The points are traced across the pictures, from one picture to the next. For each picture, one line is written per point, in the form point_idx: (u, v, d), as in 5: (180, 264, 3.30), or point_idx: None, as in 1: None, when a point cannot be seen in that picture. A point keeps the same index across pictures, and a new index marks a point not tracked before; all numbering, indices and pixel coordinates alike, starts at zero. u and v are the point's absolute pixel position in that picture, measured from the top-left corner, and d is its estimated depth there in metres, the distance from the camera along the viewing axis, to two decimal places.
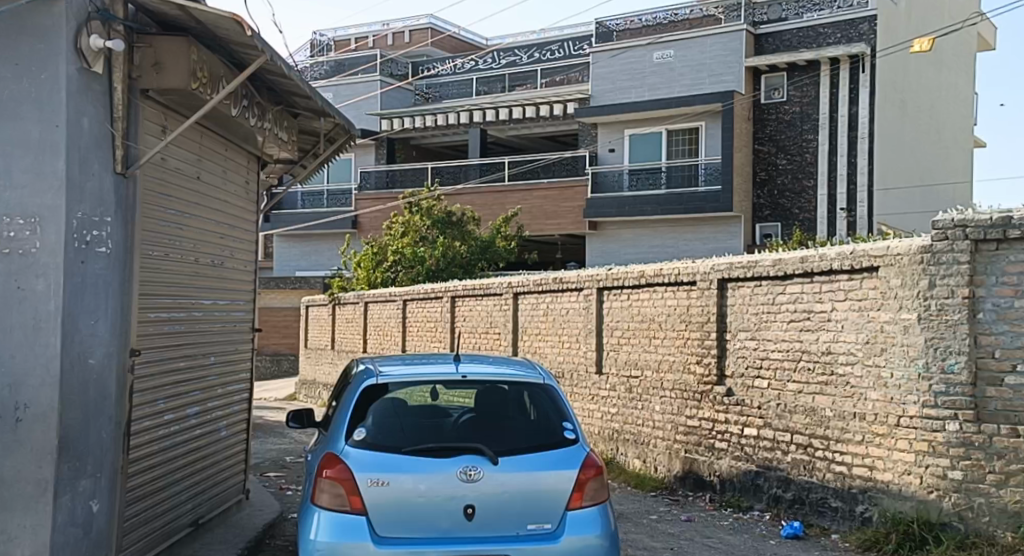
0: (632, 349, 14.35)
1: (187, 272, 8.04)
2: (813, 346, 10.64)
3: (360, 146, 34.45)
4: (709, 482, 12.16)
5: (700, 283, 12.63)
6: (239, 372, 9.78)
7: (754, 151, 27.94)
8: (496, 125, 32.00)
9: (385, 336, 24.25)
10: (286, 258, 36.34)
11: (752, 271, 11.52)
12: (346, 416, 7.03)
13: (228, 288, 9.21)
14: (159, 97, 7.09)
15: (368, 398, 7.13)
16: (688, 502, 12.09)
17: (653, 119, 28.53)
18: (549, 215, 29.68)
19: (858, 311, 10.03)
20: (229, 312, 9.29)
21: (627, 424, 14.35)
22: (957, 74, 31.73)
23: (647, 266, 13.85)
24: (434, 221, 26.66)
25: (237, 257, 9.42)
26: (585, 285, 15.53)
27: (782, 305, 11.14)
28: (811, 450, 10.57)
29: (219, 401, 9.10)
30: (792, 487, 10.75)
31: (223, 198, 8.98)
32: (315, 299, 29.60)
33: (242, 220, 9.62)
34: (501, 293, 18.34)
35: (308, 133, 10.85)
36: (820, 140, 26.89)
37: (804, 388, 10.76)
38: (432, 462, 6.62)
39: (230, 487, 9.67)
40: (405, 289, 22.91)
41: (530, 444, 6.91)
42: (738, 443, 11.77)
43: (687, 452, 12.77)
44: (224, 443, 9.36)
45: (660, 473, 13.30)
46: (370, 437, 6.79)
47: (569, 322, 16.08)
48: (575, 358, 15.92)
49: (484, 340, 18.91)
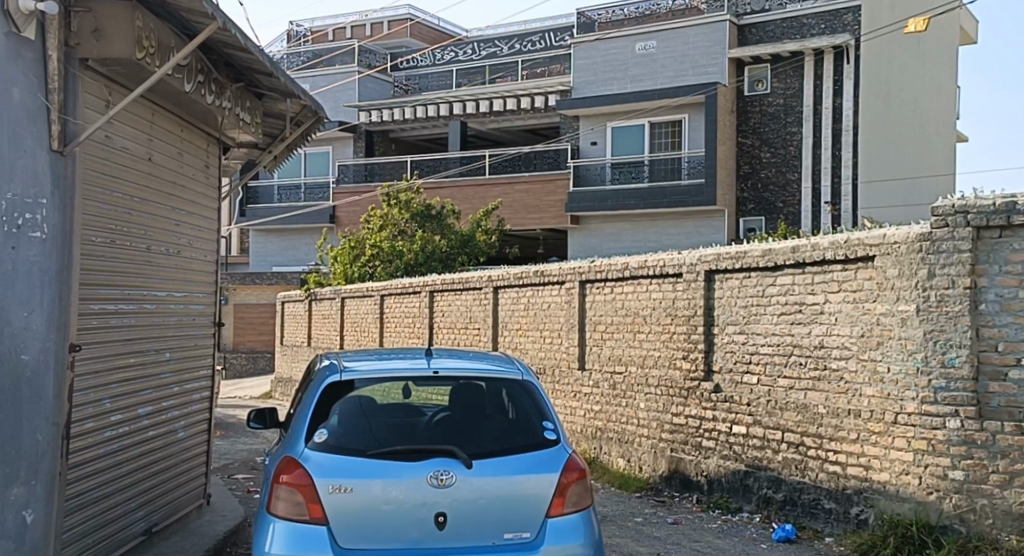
0: (616, 344, 13.84)
1: (135, 260, 7.48)
2: (805, 340, 10.15)
3: (337, 139, 33.87)
4: (696, 482, 11.67)
5: (686, 274, 12.14)
6: (196, 369, 9.27)
7: (738, 144, 27.49)
8: (476, 117, 31.42)
9: (362, 332, 23.69)
10: (262, 253, 35.68)
11: (741, 262, 11.02)
12: (307, 416, 6.49)
13: (182, 280, 8.65)
14: (101, 69, 6.57)
15: (332, 396, 6.59)
16: (674, 503, 11.62)
17: (636, 111, 27.99)
18: (529, 209, 29.15)
19: (852, 303, 9.52)
20: (183, 306, 8.74)
21: (610, 423, 13.86)
22: (941, 66, 31.40)
23: (631, 258, 13.37)
24: (413, 215, 26.02)
25: (192, 247, 8.87)
26: (567, 278, 15.01)
27: (772, 297, 10.65)
28: (803, 449, 10.08)
29: (175, 399, 8.60)
30: (783, 487, 10.24)
31: (177, 183, 8.44)
32: (291, 294, 29.01)
33: (200, 207, 9.07)
34: (480, 287, 17.82)
35: (274, 116, 10.32)
36: (804, 133, 26.48)
37: (795, 384, 10.27)
38: (400, 466, 6.08)
39: (189, 491, 9.16)
40: (382, 283, 22.36)
41: (508, 446, 6.39)
42: (727, 442, 11.28)
43: (673, 451, 12.28)
44: (181, 445, 8.84)
45: (645, 473, 12.80)
46: (333, 439, 6.25)
47: (550, 317, 15.57)
48: (556, 353, 15.40)
49: (464, 336, 18.37)
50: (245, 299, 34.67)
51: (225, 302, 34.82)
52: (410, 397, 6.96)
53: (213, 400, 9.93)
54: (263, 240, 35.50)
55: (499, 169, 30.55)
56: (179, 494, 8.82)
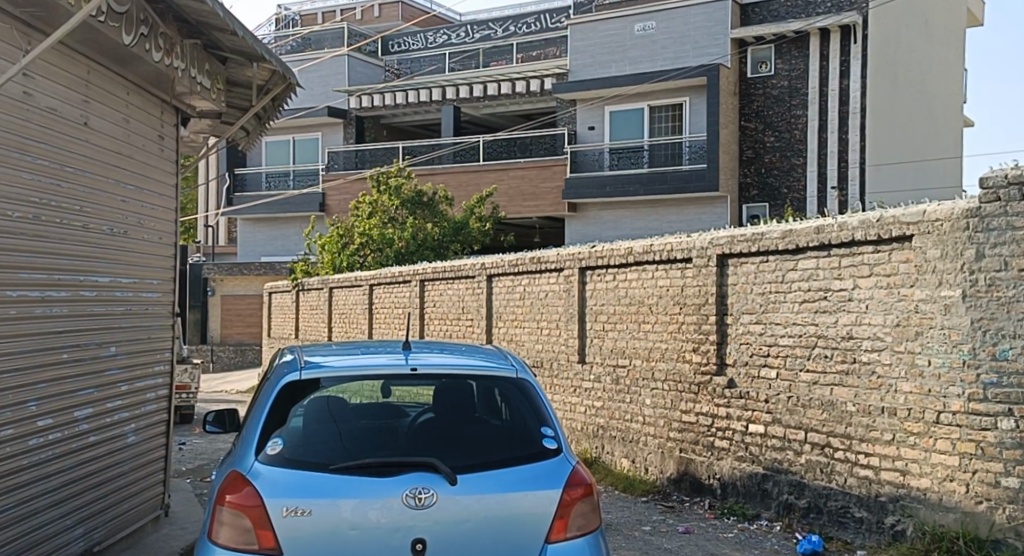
0: (619, 335, 12.85)
1: (60, 242, 6.49)
2: (831, 330, 9.15)
3: (327, 125, 32.84)
4: (708, 486, 10.74)
5: (696, 259, 11.13)
6: (149, 365, 8.30)
7: (740, 128, 26.48)
8: (469, 103, 30.35)
9: (351, 324, 22.69)
10: (250, 243, 34.65)
11: (758, 245, 10.04)
12: (260, 424, 5.49)
13: (129, 264, 7.65)
14: (14, 11, 5.64)
15: (290, 399, 5.61)
16: (684, 509, 10.66)
17: (634, 95, 26.99)
18: (526, 196, 28.10)
19: (886, 289, 8.52)
20: (129, 296, 7.74)
21: (613, 420, 12.88)
22: (949, 48, 30.36)
23: (636, 243, 12.37)
24: (403, 201, 25.01)
25: (140, 229, 7.85)
26: (565, 264, 14.02)
27: (793, 283, 9.65)
28: (829, 450, 9.08)
29: (122, 399, 7.64)
30: (806, 493, 9.28)
31: (124, 153, 7.50)
32: (278, 285, 28.04)
33: (152, 181, 8.15)
34: (473, 275, 16.83)
35: (241, 84, 9.36)
36: (809, 116, 25.43)
37: (819, 379, 9.27)
38: (369, 483, 5.09)
39: (139, 504, 8.19)
40: (371, 273, 21.36)
41: (500, 458, 5.40)
42: (741, 442, 10.32)
43: (682, 452, 11.32)
44: (130, 451, 7.87)
45: (651, 475, 11.86)
46: (289, 452, 5.26)
47: (547, 308, 14.59)
48: (554, 346, 14.41)
49: (456, 327, 17.37)
50: (232, 290, 33.68)
51: (212, 293, 33.83)
52: (386, 397, 5.97)
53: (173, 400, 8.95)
54: (251, 230, 34.48)
55: (493, 155, 29.30)
56: (127, 508, 7.85)
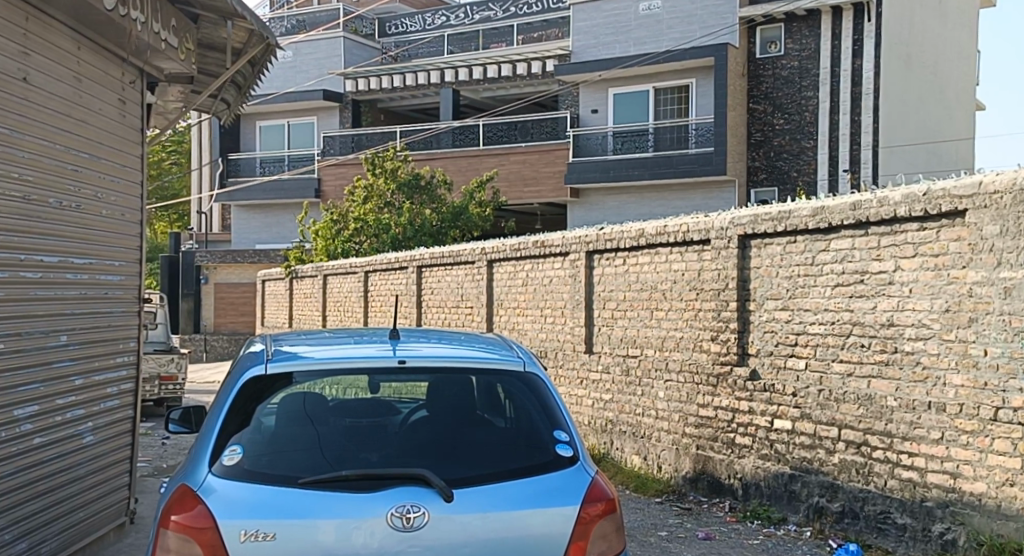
0: (630, 323, 11.99)
1: None
2: (868, 317, 8.28)
3: (322, 109, 31.99)
4: (728, 486, 9.91)
5: (715, 241, 10.25)
6: (106, 355, 7.57)
7: (748, 111, 25.36)
8: (468, 85, 29.38)
9: (346, 311, 21.85)
10: (244, 231, 33.77)
11: (785, 224, 9.16)
12: (217, 430, 4.73)
13: (83, 245, 7.02)
14: None
15: (254, 398, 4.85)
16: (702, 511, 9.82)
17: (639, 77, 26.24)
18: (527, 181, 27.15)
19: (933, 270, 7.65)
20: (81, 285, 7.07)
21: (623, 414, 12.03)
22: (962, 29, 29.36)
23: (648, 224, 11.53)
24: (400, 185, 24.24)
25: (87, 205, 7.05)
26: (571, 248, 13.15)
27: (824, 266, 8.78)
28: (866, 449, 8.20)
29: (76, 394, 6.93)
30: (840, 495, 8.39)
31: (76, 113, 6.83)
32: (272, 272, 27.25)
33: (112, 149, 7.48)
34: (473, 261, 15.95)
35: (215, 47, 8.58)
36: (820, 97, 24.37)
37: (855, 370, 8.40)
38: (348, 501, 4.31)
39: (95, 513, 7.46)
40: (366, 258, 20.49)
41: (503, 468, 4.61)
42: (765, 439, 9.46)
43: (699, 448, 10.49)
44: (86, 453, 7.17)
45: (666, 473, 11.05)
46: (248, 461, 4.51)
47: (551, 294, 13.74)
48: (559, 335, 13.54)
49: (455, 315, 16.50)
50: (225, 278, 32.81)
51: (205, 282, 32.96)
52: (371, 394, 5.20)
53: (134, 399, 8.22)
54: (245, 217, 33.60)
55: (493, 139, 28.32)
56: (82, 518, 7.13)
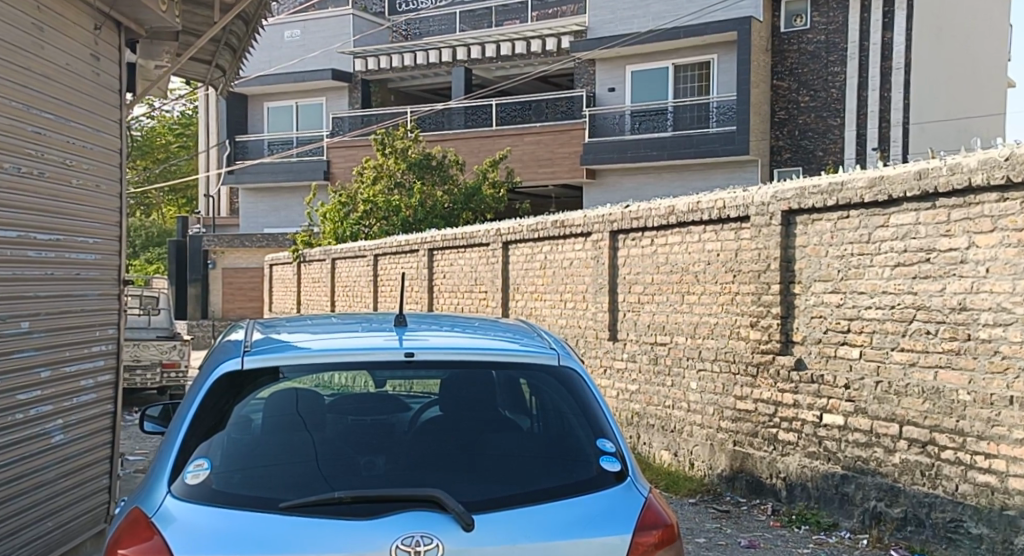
0: (659, 308, 11.10)
1: None
2: (935, 301, 7.37)
3: (332, 89, 31.17)
4: (770, 487, 9.06)
5: (755, 217, 9.33)
6: (79, 349, 7.27)
7: (771, 88, 24.27)
8: (481, 64, 28.38)
9: (354, 296, 21.04)
10: (251, 215, 32.92)
11: (838, 197, 8.24)
12: (182, 439, 4.08)
13: (44, 216, 6.71)
14: None
15: (221, 400, 4.19)
16: (742, 514, 8.95)
17: (658, 53, 25.21)
18: (541, 162, 26.18)
19: (1016, 247, 6.75)
20: (13, 264, 6.37)
21: (651, 406, 11.15)
22: (993, 3, 28.12)
23: (678, 201, 10.62)
24: (410, 164, 23.40)
25: (54, 174, 6.82)
26: (593, 228, 12.25)
27: (882, 244, 7.87)
28: (933, 449, 7.29)
29: (41, 389, 6.71)
30: (901, 500, 7.50)
31: (39, 67, 6.57)
32: (279, 256, 26.44)
33: (84, 106, 7.22)
34: (486, 243, 15.06)
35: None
36: (848, 73, 23.18)
37: (919, 360, 7.50)
38: (342, 532, 3.66)
39: (74, 518, 7.20)
40: (375, 241, 19.61)
41: (536, 488, 3.94)
42: (812, 436, 8.55)
43: (736, 444, 9.60)
44: (56, 453, 6.91)
45: (699, 472, 10.18)
46: (218, 480, 3.89)
47: (572, 277, 12.87)
48: (581, 321, 12.67)
49: (468, 301, 15.62)
50: (234, 262, 32.04)
51: (212, 267, 32.15)
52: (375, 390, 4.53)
53: (93, 386, 7.53)
54: (252, 201, 32.74)
55: (506, 119, 27.32)
56: (55, 523, 6.89)
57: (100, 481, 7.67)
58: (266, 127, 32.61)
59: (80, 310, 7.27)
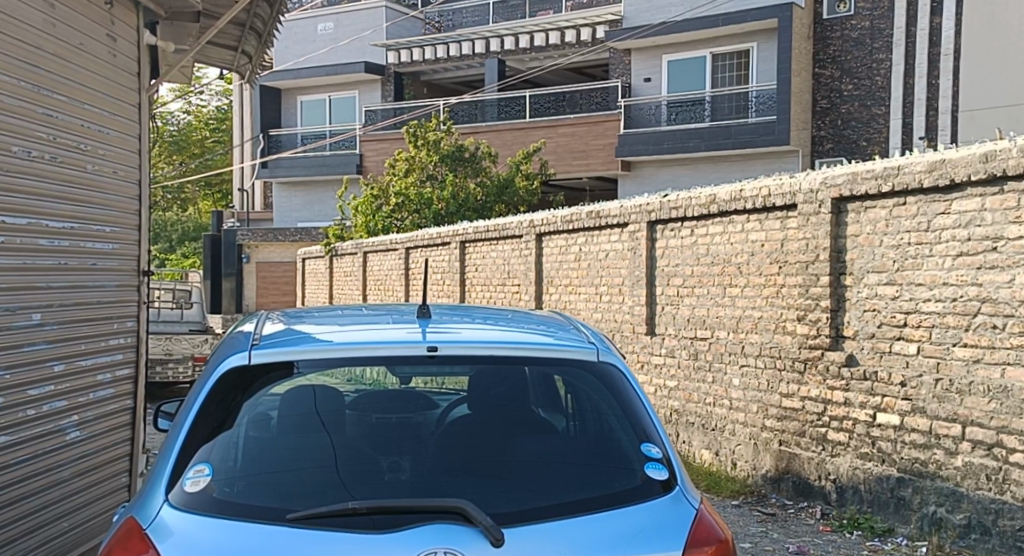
0: (699, 302, 10.63)
1: None
2: (1003, 293, 6.88)
3: (364, 82, 30.88)
4: (818, 489, 8.59)
5: (803, 205, 8.85)
6: (97, 342, 6.90)
7: (814, 76, 23.72)
8: (514, 55, 27.95)
9: (387, 290, 20.70)
10: (285, 209, 32.68)
11: (894, 182, 7.75)
12: (181, 441, 3.73)
13: (57, 201, 6.29)
14: None
15: (226, 397, 3.83)
16: (789, 517, 8.48)
17: (695, 42, 24.67)
18: (575, 154, 25.72)
19: None
20: (23, 253, 5.93)
21: (691, 403, 10.68)
22: None
23: (720, 189, 10.15)
24: (442, 156, 23.03)
25: (68, 158, 6.41)
26: (630, 218, 11.79)
27: (943, 233, 7.38)
28: (1002, 452, 6.82)
29: (55, 384, 6.27)
30: (964, 506, 7.04)
31: (51, 46, 6.20)
32: (311, 250, 26.15)
33: (99, 89, 6.85)
34: (520, 235, 14.66)
35: None
36: (894, 59, 22.51)
37: (984, 357, 7.01)
38: None
39: (90, 518, 6.79)
40: (407, 234, 19.25)
41: (575, 499, 3.56)
42: (864, 436, 8.08)
43: (782, 444, 9.13)
44: (71, 451, 6.49)
45: (742, 472, 9.71)
46: (219, 488, 3.54)
47: (608, 270, 12.42)
48: (617, 315, 12.22)
49: (501, 294, 15.22)
50: (267, 256, 31.88)
51: (246, 261, 31.98)
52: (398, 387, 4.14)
53: (111, 380, 7.13)
54: (285, 195, 32.53)
55: (540, 111, 26.91)
56: (71, 523, 6.47)
57: (117, 479, 7.28)
58: (299, 121, 32.37)
59: (98, 302, 6.91)
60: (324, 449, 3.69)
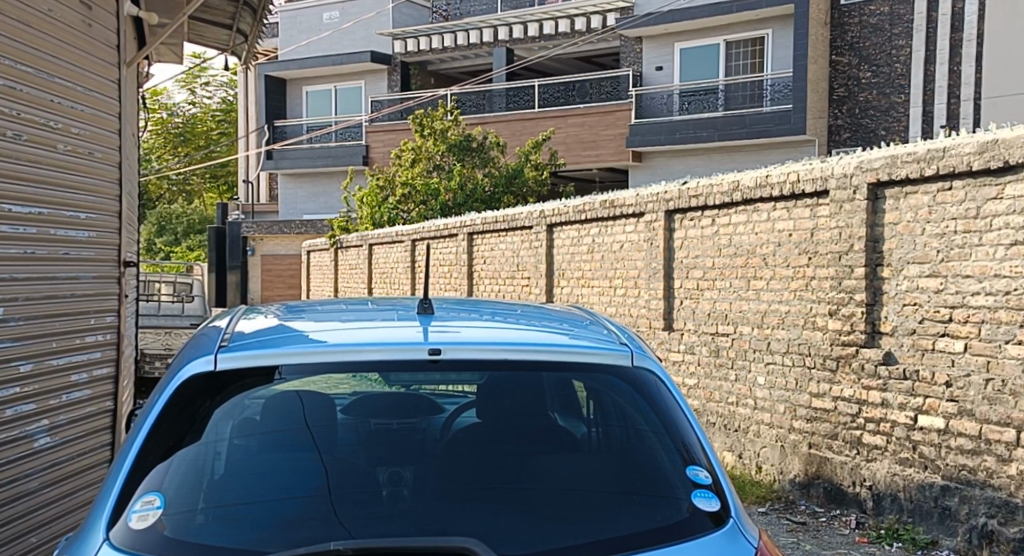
0: (721, 296, 10.02)
1: None
2: None
3: (370, 72, 30.29)
4: (852, 495, 7.99)
5: (835, 191, 8.23)
6: (70, 339, 6.35)
7: (830, 63, 23.05)
8: (523, 43, 27.31)
9: (393, 284, 20.12)
10: (290, 201, 32.09)
11: (939, 165, 7.15)
12: (133, 461, 3.20)
13: (23, 185, 5.72)
14: None
15: (186, 406, 3.28)
16: (821, 526, 7.88)
17: (709, 29, 24.00)
18: (585, 144, 25.07)
19: None
20: None
21: (712, 402, 10.08)
22: None
23: (744, 175, 9.54)
24: (449, 146, 22.49)
25: (34, 138, 5.83)
26: (646, 208, 11.19)
27: (994, 220, 6.80)
28: None
29: (22, 385, 5.71)
30: (1020, 518, 6.46)
31: (19, 13, 5.63)
32: (316, 242, 25.59)
33: (71, 62, 6.28)
34: (529, 225, 14.07)
35: None
36: (914, 46, 21.79)
37: None
38: None
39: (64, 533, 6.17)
40: (413, 226, 18.67)
41: (605, 536, 3.02)
42: (904, 439, 7.49)
43: (812, 448, 8.53)
44: (40, 459, 5.91)
45: (767, 477, 9.11)
46: (170, 525, 3.01)
47: (623, 261, 11.82)
48: (633, 310, 11.62)
49: (511, 288, 14.63)
50: (272, 249, 31.33)
51: (251, 254, 31.44)
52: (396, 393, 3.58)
53: (83, 381, 6.55)
54: (291, 187, 31.96)
55: (549, 101, 26.30)
56: (41, 538, 5.86)
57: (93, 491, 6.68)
58: (305, 111, 31.79)
59: (71, 296, 6.34)
60: (306, 476, 3.17)
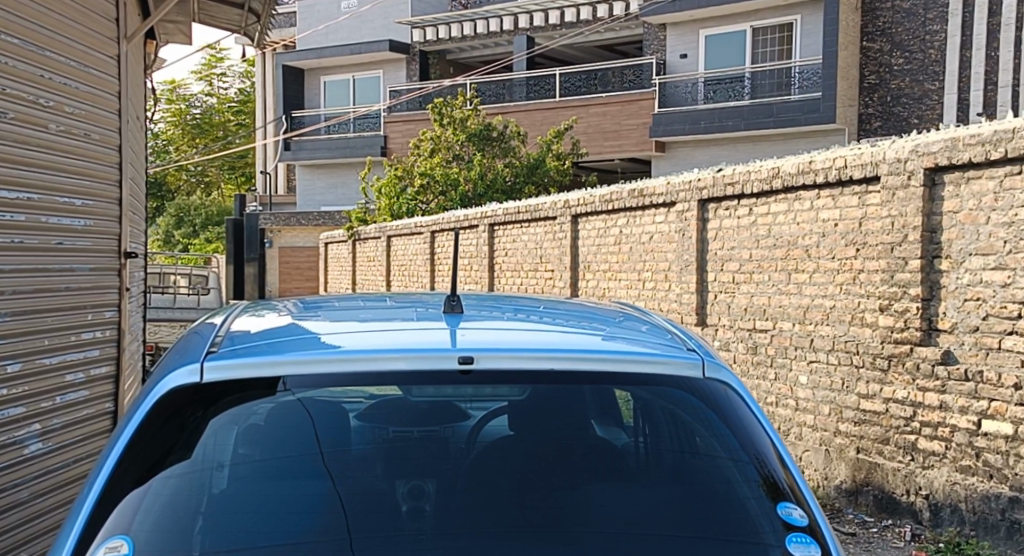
0: (758, 289, 9.45)
1: None
2: None
3: (389, 62, 29.79)
4: (906, 504, 7.42)
5: (888, 177, 7.65)
6: (64, 336, 5.84)
7: (861, 50, 22.37)
8: (544, 31, 26.73)
9: (412, 277, 19.59)
10: (308, 192, 31.62)
11: (1008, 146, 6.56)
12: (102, 488, 2.71)
13: (10, 167, 5.22)
14: None
15: (171, 422, 2.78)
16: (873, 537, 7.31)
17: (735, 16, 23.33)
18: (607, 134, 24.49)
19: None
20: None
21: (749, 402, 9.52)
22: None
23: (785, 161, 8.96)
24: (469, 136, 21.99)
25: (22, 113, 5.31)
26: (678, 197, 10.64)
27: None
28: None
29: (9, 388, 5.17)
30: None
31: None
32: (334, 234, 25.11)
33: (62, 33, 5.78)
34: (552, 216, 13.53)
35: None
36: (949, 31, 21.04)
37: None
38: None
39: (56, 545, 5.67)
40: (433, 217, 18.13)
41: None
42: (967, 445, 6.92)
43: (860, 452, 7.97)
44: (32, 467, 5.40)
45: (810, 482, 8.54)
46: None
47: (653, 253, 11.27)
48: (664, 304, 11.07)
49: (534, 280, 14.09)
50: (290, 242, 30.85)
51: (269, 246, 30.97)
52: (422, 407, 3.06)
53: (79, 379, 6.04)
54: (309, 178, 31.50)
55: (571, 90, 25.74)
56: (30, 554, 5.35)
57: None
58: (323, 102, 31.34)
59: (64, 289, 5.83)
60: (317, 510, 2.69)
